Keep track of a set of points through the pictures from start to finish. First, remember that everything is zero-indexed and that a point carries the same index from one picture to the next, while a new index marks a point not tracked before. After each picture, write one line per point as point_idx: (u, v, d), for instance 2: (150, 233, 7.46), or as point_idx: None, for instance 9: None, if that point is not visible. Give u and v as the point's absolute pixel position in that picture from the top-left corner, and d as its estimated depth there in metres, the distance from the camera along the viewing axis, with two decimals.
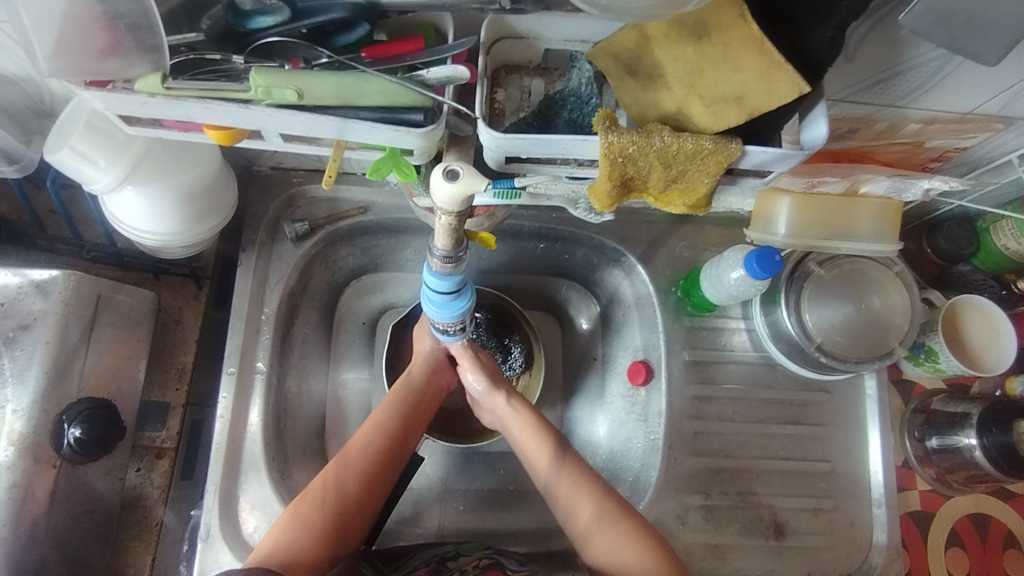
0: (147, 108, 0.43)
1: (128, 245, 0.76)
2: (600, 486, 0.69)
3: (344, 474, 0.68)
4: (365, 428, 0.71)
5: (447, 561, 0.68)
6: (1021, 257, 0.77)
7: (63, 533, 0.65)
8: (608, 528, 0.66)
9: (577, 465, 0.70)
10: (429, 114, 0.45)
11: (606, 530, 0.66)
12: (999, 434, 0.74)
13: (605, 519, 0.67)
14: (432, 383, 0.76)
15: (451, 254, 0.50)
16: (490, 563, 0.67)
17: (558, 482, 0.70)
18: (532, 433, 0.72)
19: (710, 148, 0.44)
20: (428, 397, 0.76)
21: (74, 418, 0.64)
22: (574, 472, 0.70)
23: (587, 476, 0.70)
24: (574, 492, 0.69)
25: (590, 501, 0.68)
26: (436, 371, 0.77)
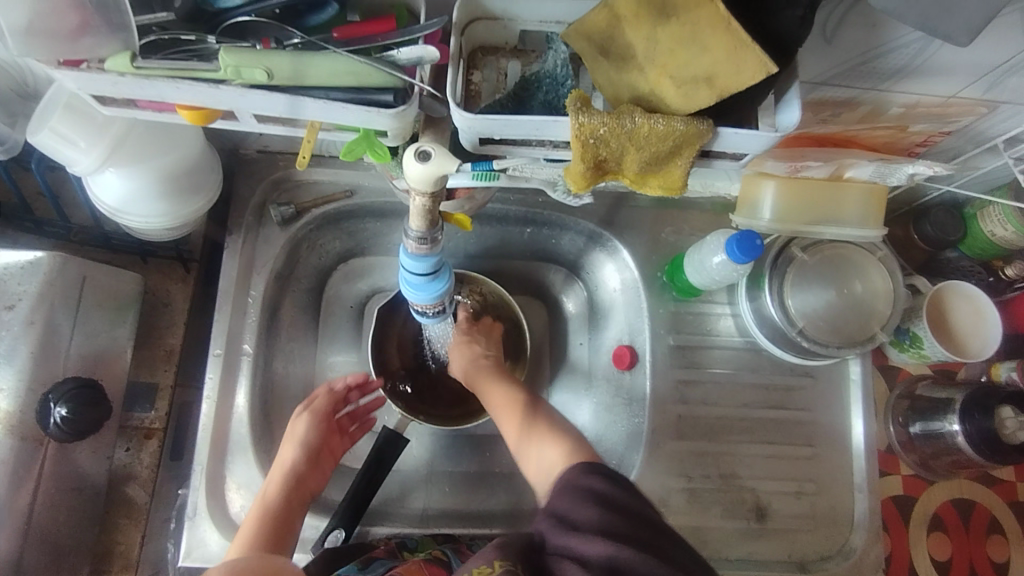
0: (118, 89, 0.43)
1: (115, 229, 0.76)
2: (567, 436, 0.67)
3: (258, 516, 0.67)
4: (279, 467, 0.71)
5: (404, 550, 0.69)
6: (1008, 243, 0.76)
7: (50, 511, 0.66)
8: (576, 465, 0.64)
9: (546, 421, 0.70)
10: (400, 95, 0.44)
11: (572, 467, 0.63)
12: (981, 419, 0.74)
13: (574, 455, 0.64)
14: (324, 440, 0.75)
15: (427, 236, 0.50)
16: (441, 556, 0.66)
17: (529, 445, 0.69)
18: (500, 394, 0.75)
19: (681, 129, 0.44)
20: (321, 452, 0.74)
21: (60, 398, 0.64)
22: (543, 430, 0.69)
23: (555, 432, 0.68)
24: (541, 450, 0.67)
25: (557, 450, 0.66)
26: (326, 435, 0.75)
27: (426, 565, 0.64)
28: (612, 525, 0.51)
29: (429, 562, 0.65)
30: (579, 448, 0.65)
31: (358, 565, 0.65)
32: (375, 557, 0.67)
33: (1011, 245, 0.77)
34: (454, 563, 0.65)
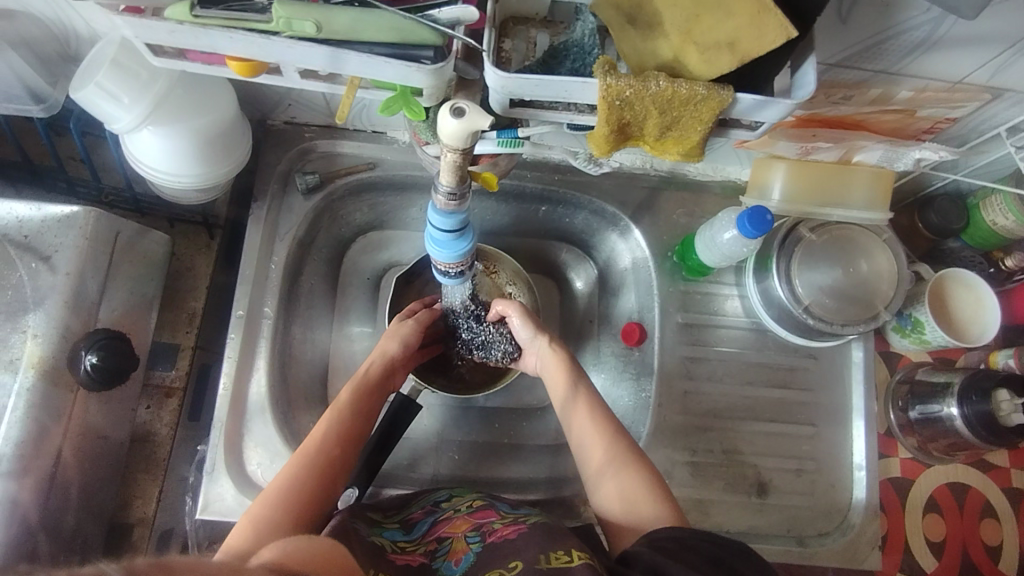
0: (173, 38, 0.46)
1: (145, 192, 0.79)
2: (612, 423, 0.70)
3: (301, 474, 0.65)
4: (326, 419, 0.70)
5: (441, 503, 0.71)
6: (1008, 232, 0.79)
7: (76, 459, 0.68)
8: (623, 464, 0.67)
9: (592, 398, 0.72)
10: (439, 52, 0.47)
11: (620, 459, 0.67)
12: (979, 401, 0.76)
13: (619, 458, 0.67)
14: (384, 377, 0.76)
15: (456, 191, 0.53)
16: (484, 503, 0.69)
17: (572, 421, 0.71)
18: (559, 372, 0.74)
19: (703, 94, 0.47)
20: (382, 385, 0.75)
21: (91, 346, 0.67)
22: (590, 407, 0.71)
23: (603, 418, 0.70)
24: (585, 426, 0.70)
25: (603, 441, 0.68)
26: (394, 364, 0.77)
27: (472, 516, 0.67)
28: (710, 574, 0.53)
29: (474, 512, 0.68)
30: (621, 439, 0.69)
31: (401, 531, 0.67)
32: (414, 519, 0.69)
33: (1011, 235, 0.79)
34: (500, 506, 0.69)
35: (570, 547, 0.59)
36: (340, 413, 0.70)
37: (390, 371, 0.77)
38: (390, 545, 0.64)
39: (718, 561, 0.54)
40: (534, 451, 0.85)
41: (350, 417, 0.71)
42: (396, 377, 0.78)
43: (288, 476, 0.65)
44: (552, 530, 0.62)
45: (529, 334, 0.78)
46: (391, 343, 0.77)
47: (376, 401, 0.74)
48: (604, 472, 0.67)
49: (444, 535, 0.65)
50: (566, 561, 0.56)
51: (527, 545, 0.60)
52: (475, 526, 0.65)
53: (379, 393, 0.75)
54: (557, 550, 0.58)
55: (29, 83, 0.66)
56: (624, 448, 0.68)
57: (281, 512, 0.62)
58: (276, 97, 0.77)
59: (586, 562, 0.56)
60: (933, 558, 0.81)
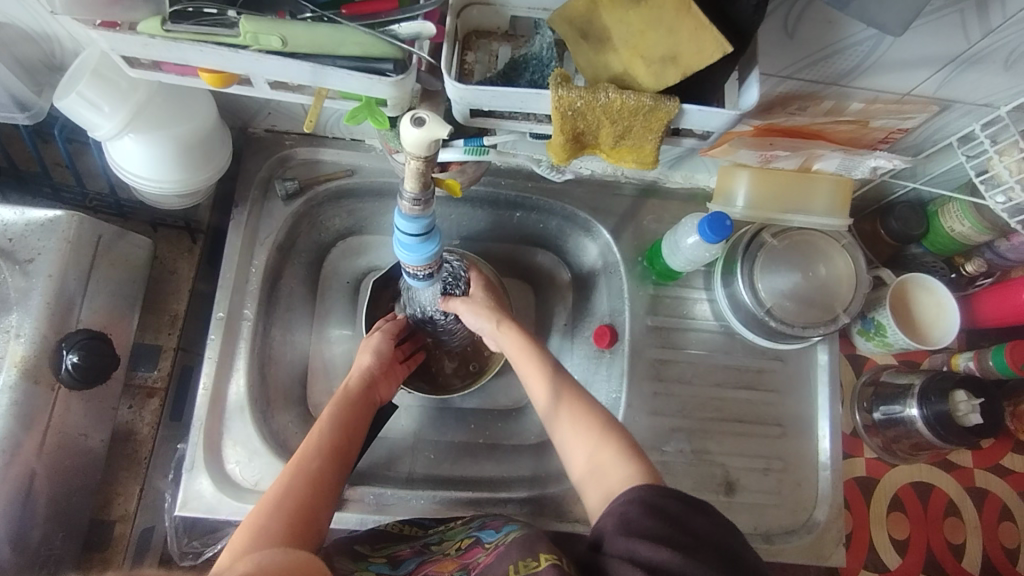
0: (147, 51, 0.48)
1: (129, 197, 0.81)
2: (598, 421, 0.70)
3: (287, 493, 0.66)
4: (312, 433, 0.71)
5: (431, 545, 0.71)
6: (966, 239, 0.81)
7: (57, 456, 0.70)
8: (606, 453, 0.67)
9: (574, 392, 0.72)
10: (400, 65, 0.49)
11: (602, 457, 0.67)
12: (937, 402, 0.79)
13: (603, 447, 0.67)
14: (367, 392, 0.78)
15: (419, 197, 0.55)
16: (472, 542, 0.68)
17: (558, 411, 0.71)
18: (529, 360, 0.75)
19: (650, 105, 0.49)
20: (366, 399, 0.77)
21: (72, 346, 0.69)
22: (570, 410, 0.71)
23: (585, 409, 0.71)
24: (569, 432, 0.70)
25: (588, 435, 0.69)
26: (375, 377, 0.79)
27: (458, 556, 0.67)
28: (674, 537, 0.54)
29: (462, 553, 0.67)
30: (612, 438, 0.68)
31: (387, 566, 0.68)
32: (401, 556, 0.70)
33: (968, 242, 0.82)
34: (484, 538, 0.68)
35: (538, 552, 0.60)
36: (326, 426, 0.72)
37: (374, 384, 0.79)
38: None
39: (684, 522, 0.55)
40: (509, 451, 0.87)
41: (335, 432, 0.72)
42: (382, 389, 0.80)
43: (274, 496, 0.65)
44: (531, 539, 0.62)
45: (489, 324, 0.78)
46: (365, 356, 0.80)
47: (360, 416, 0.75)
48: (590, 466, 0.67)
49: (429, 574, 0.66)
50: (533, 566, 0.58)
51: (501, 559, 0.61)
52: (461, 567, 0.64)
53: (364, 408, 0.76)
54: (527, 558, 0.59)
55: (14, 92, 0.68)
56: (616, 434, 0.68)
57: (267, 531, 0.62)
58: (256, 106, 0.79)
59: (554, 562, 0.57)
60: (895, 555, 0.84)
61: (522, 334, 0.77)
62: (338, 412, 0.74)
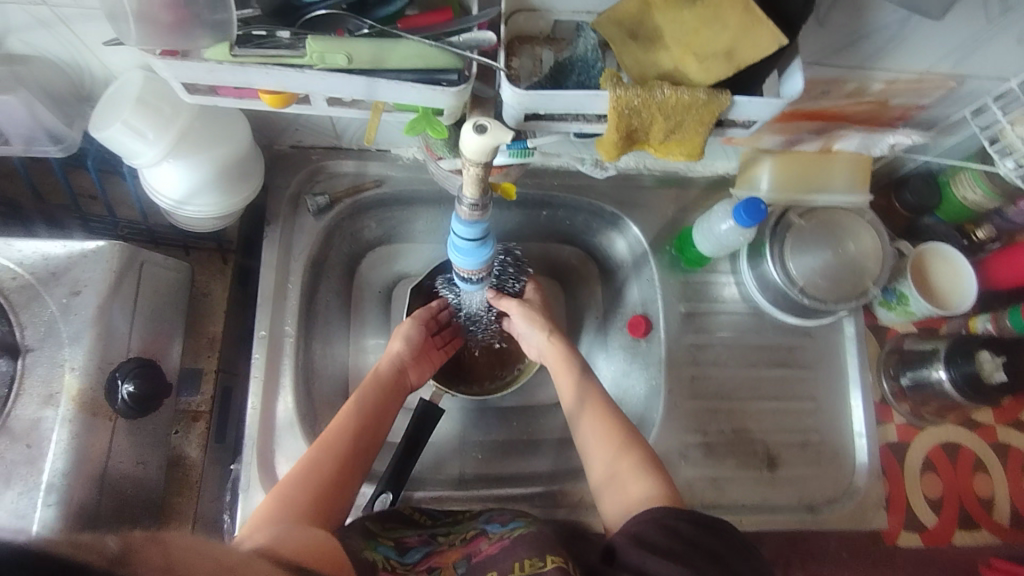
0: (211, 76, 0.49)
1: (160, 223, 0.81)
2: (618, 427, 0.72)
3: (315, 466, 0.68)
4: (342, 412, 0.73)
5: (438, 535, 0.71)
6: (978, 206, 0.85)
7: (117, 486, 0.70)
8: (626, 461, 0.69)
9: (600, 396, 0.75)
10: (462, 75, 0.51)
11: (620, 466, 0.69)
12: (964, 364, 0.82)
13: (624, 454, 0.69)
14: (396, 378, 0.80)
15: (479, 203, 0.56)
16: (476, 534, 0.69)
17: (585, 404, 0.74)
18: (562, 365, 0.79)
19: (705, 99, 0.51)
20: (395, 383, 0.79)
21: (127, 375, 0.69)
22: (596, 407, 0.74)
23: (607, 413, 0.73)
24: (594, 424, 0.73)
25: (609, 443, 0.71)
26: (404, 362, 0.81)
27: (462, 548, 0.67)
28: (686, 555, 0.56)
29: (467, 544, 0.68)
30: (633, 446, 0.70)
31: (395, 550, 0.66)
32: (408, 544, 0.69)
33: (980, 209, 0.86)
34: (490, 530, 0.69)
35: (545, 551, 0.60)
36: (355, 408, 0.74)
37: (403, 370, 0.81)
38: (382, 564, 0.63)
39: (693, 539, 0.58)
40: (554, 445, 0.89)
41: (364, 413, 0.74)
42: (409, 376, 0.82)
43: (302, 468, 0.67)
44: (538, 539, 0.62)
45: (541, 334, 0.83)
46: (395, 342, 0.82)
47: (389, 400, 0.77)
48: (612, 468, 0.69)
49: (434, 565, 0.65)
50: (540, 566, 0.58)
51: (507, 555, 0.61)
52: (466, 556, 0.65)
53: (393, 393, 0.78)
54: (534, 557, 0.59)
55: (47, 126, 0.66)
56: (637, 443, 0.70)
57: (294, 499, 0.65)
58: (284, 123, 0.79)
59: (560, 565, 0.58)
60: (932, 514, 0.88)
61: (563, 341, 0.82)
62: (368, 396, 0.76)
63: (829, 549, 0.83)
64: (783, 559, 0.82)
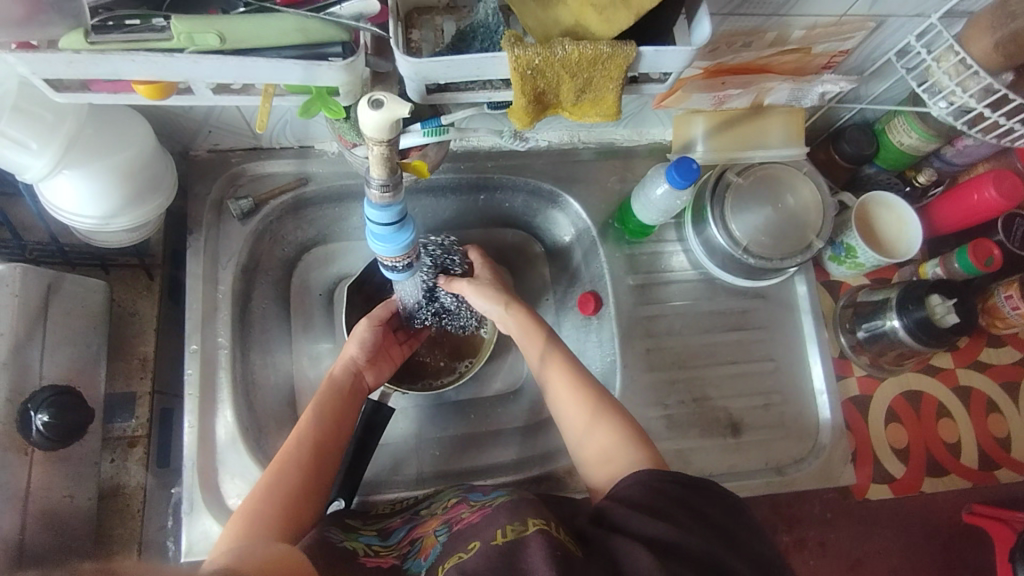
0: (73, 69, 0.45)
1: (72, 243, 0.76)
2: (594, 396, 0.68)
3: (278, 483, 0.63)
4: (302, 421, 0.68)
5: (421, 511, 0.68)
6: (915, 150, 0.84)
7: (44, 523, 0.66)
8: (602, 436, 0.65)
9: (568, 361, 0.71)
10: (347, 47, 0.48)
11: (597, 435, 0.65)
12: (914, 310, 0.82)
13: (598, 425, 0.66)
14: (354, 380, 0.74)
15: (388, 183, 0.53)
16: (457, 501, 0.66)
17: (548, 379, 0.70)
18: (523, 335, 0.74)
19: (608, 53, 0.49)
20: (355, 385, 0.74)
21: (41, 405, 0.65)
22: (565, 371, 0.70)
23: (575, 378, 0.69)
24: (563, 394, 0.68)
25: (579, 398, 0.68)
26: (360, 363, 0.76)
27: (445, 512, 0.64)
28: (673, 515, 0.53)
29: (446, 511, 0.64)
30: (608, 413, 0.66)
31: (377, 538, 0.65)
32: (392, 527, 0.67)
33: (917, 152, 0.85)
34: (472, 497, 0.66)
35: (525, 516, 0.56)
36: (316, 414, 0.69)
37: (361, 367, 0.76)
38: (363, 550, 0.62)
39: (681, 498, 0.55)
40: (515, 434, 0.86)
41: (327, 419, 0.69)
42: (369, 372, 0.77)
43: (263, 487, 0.62)
44: (522, 506, 0.57)
45: (497, 307, 0.76)
46: (350, 344, 0.76)
47: (350, 403, 0.72)
48: (586, 440, 0.66)
49: (416, 536, 0.62)
50: (522, 531, 0.53)
51: (490, 523, 0.56)
52: (447, 521, 0.62)
53: (353, 396, 0.73)
54: (517, 522, 0.55)
55: None
56: (607, 405, 0.67)
57: (257, 521, 0.60)
58: (195, 125, 0.75)
59: (542, 529, 0.53)
60: (899, 463, 0.87)
61: (525, 311, 0.76)
62: (327, 399, 0.71)
63: (812, 512, 0.83)
64: (769, 525, 0.82)
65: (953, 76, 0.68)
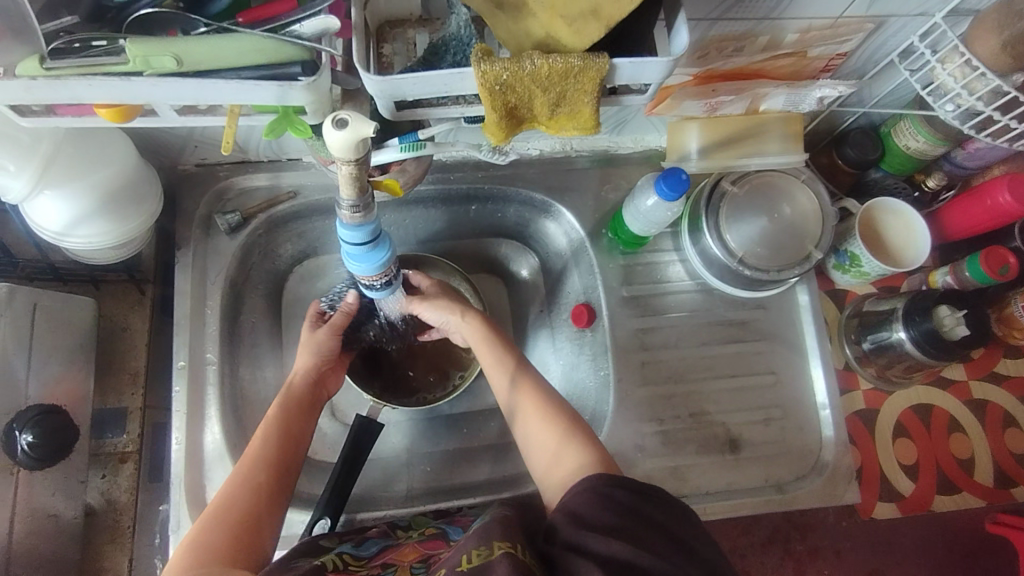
0: (33, 95, 0.44)
1: (63, 260, 0.76)
2: (559, 417, 0.67)
3: (233, 506, 0.61)
4: (255, 439, 0.66)
5: (397, 530, 0.69)
6: (922, 154, 0.80)
7: (30, 542, 0.66)
8: (566, 463, 0.63)
9: (537, 390, 0.69)
10: (309, 66, 0.46)
11: (564, 459, 0.63)
12: (922, 321, 0.78)
13: (564, 451, 0.64)
14: (313, 392, 0.73)
15: (358, 204, 0.52)
16: (435, 532, 0.67)
17: (517, 403, 0.69)
18: (488, 351, 0.73)
19: (579, 65, 0.47)
20: (313, 397, 0.73)
21: (24, 424, 0.65)
22: (532, 393, 0.69)
23: (552, 407, 0.68)
24: (534, 417, 0.67)
25: (542, 421, 0.67)
26: (319, 373, 0.74)
27: (421, 546, 0.64)
28: (628, 529, 0.51)
29: (423, 542, 0.65)
30: (574, 437, 0.64)
31: (350, 544, 0.66)
32: (367, 537, 0.67)
33: (925, 156, 0.81)
34: (450, 534, 0.65)
35: (492, 539, 0.54)
36: (269, 430, 0.67)
37: (319, 382, 0.74)
38: (335, 562, 0.61)
39: (632, 509, 0.53)
40: (507, 449, 0.84)
41: (281, 435, 0.67)
42: (324, 387, 0.75)
43: (219, 510, 0.60)
44: (490, 529, 0.56)
45: (454, 317, 0.76)
46: (303, 358, 0.73)
47: (308, 418, 0.71)
48: (552, 470, 0.64)
49: (389, 561, 0.62)
50: (487, 556, 0.52)
51: (458, 549, 0.55)
52: (424, 556, 0.61)
53: (310, 409, 0.72)
54: (481, 547, 0.53)
55: None
56: (579, 435, 0.64)
57: (212, 545, 0.57)
58: (180, 141, 0.75)
59: (508, 551, 0.52)
60: (908, 481, 0.84)
61: (485, 324, 0.75)
62: (281, 415, 0.69)
63: (827, 520, 0.85)
64: (782, 533, 0.86)
65: (959, 78, 0.64)
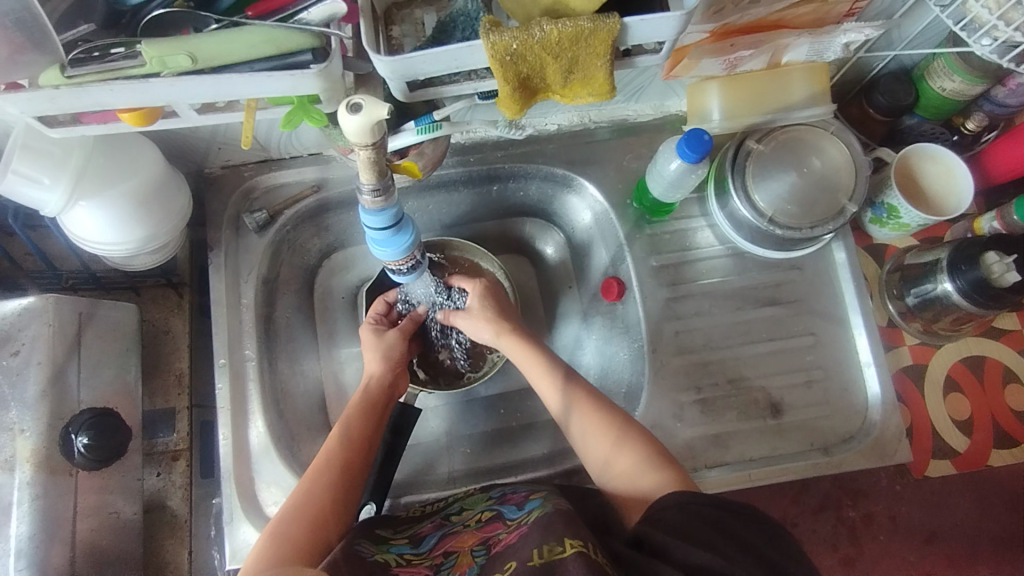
0: (57, 104, 0.46)
1: (103, 268, 0.79)
2: (617, 417, 0.66)
3: (301, 507, 0.63)
4: (327, 445, 0.68)
5: (451, 516, 0.69)
6: (960, 95, 0.76)
7: (93, 539, 0.69)
8: (625, 459, 0.64)
9: (587, 392, 0.69)
10: (318, 53, 0.47)
11: (619, 464, 0.64)
12: (969, 270, 0.74)
13: (619, 452, 0.64)
14: (382, 400, 0.74)
15: (379, 187, 0.52)
16: (492, 515, 0.65)
17: (575, 412, 0.68)
18: (538, 361, 0.73)
19: (590, 27, 0.46)
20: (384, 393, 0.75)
21: (80, 427, 0.69)
22: (587, 400, 0.68)
23: (600, 411, 0.67)
24: (586, 416, 0.67)
25: (601, 426, 0.66)
26: (389, 380, 0.76)
27: (479, 530, 0.64)
28: (719, 543, 0.50)
29: (482, 526, 0.64)
30: (629, 439, 0.65)
31: (410, 545, 0.65)
32: (423, 533, 0.67)
33: (963, 97, 0.77)
34: (506, 514, 0.64)
35: (562, 535, 0.54)
36: (339, 437, 0.69)
37: (392, 383, 0.76)
38: (395, 560, 0.62)
39: (723, 525, 0.52)
40: (544, 427, 0.85)
41: (350, 439, 0.69)
42: (398, 386, 0.77)
43: (289, 515, 0.62)
44: (557, 521, 0.56)
45: (488, 333, 0.77)
46: (372, 362, 0.76)
47: (377, 415, 0.73)
48: (612, 467, 0.64)
49: (450, 549, 0.63)
50: (559, 553, 0.52)
51: (525, 543, 0.55)
52: (482, 539, 0.62)
53: (381, 411, 0.74)
54: (552, 542, 0.53)
55: None
56: (635, 434, 0.65)
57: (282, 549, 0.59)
58: (205, 144, 0.76)
59: (580, 550, 0.51)
60: (962, 437, 0.81)
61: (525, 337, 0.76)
62: (352, 420, 0.71)
63: (880, 485, 0.83)
64: (834, 500, 0.83)
65: (993, 8, 0.59)
